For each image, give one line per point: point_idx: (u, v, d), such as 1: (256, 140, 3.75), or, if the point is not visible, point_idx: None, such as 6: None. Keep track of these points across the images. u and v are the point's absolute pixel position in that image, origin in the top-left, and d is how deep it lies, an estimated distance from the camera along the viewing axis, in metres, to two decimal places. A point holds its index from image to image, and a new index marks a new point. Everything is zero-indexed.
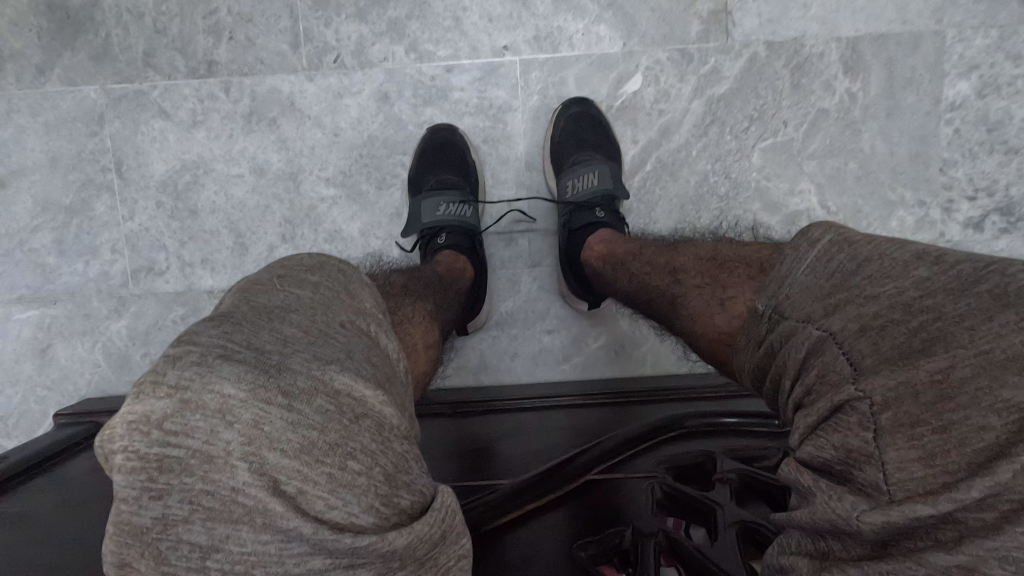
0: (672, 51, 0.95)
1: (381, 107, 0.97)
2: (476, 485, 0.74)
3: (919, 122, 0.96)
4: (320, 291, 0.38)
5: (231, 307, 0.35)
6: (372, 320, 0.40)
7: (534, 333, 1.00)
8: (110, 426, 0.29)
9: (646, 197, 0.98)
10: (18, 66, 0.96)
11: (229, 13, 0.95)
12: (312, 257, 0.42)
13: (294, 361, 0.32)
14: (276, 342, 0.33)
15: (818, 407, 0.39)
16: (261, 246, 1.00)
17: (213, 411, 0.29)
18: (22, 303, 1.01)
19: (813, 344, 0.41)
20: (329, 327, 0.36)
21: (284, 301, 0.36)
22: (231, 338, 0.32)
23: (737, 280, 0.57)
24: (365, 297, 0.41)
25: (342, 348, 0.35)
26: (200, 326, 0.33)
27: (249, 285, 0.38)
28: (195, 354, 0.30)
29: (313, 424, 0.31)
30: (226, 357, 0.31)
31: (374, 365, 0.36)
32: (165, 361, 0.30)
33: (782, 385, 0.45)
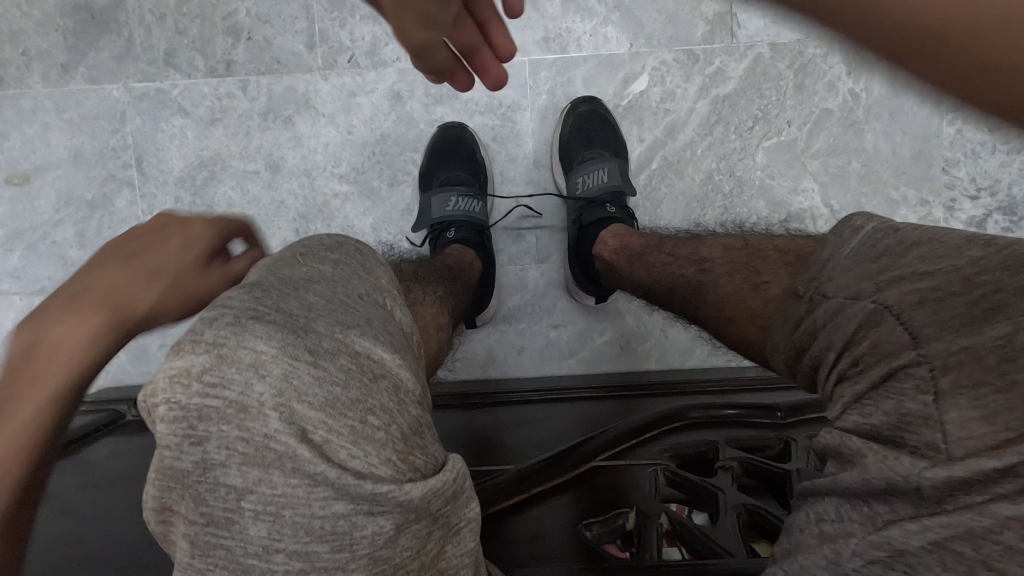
0: (677, 53, 0.97)
1: (393, 106, 1.00)
2: (483, 470, 0.77)
3: (921, 122, 0.97)
4: (339, 261, 0.40)
5: (259, 275, 0.37)
6: (388, 295, 0.41)
7: (541, 328, 1.02)
8: (152, 382, 0.31)
9: (651, 194, 1.00)
10: (44, 66, 1.00)
11: (248, 14, 0.98)
12: (330, 232, 0.44)
13: (319, 324, 0.35)
14: (302, 305, 0.35)
15: (872, 375, 0.39)
16: (276, 240, 1.03)
17: (247, 365, 0.31)
18: (44, 295, 1.04)
19: (866, 316, 0.41)
20: (350, 295, 0.38)
21: (308, 269, 0.38)
22: (261, 301, 0.34)
23: (771, 266, 0.55)
24: (381, 273, 0.43)
25: (362, 315, 0.37)
26: (230, 290, 0.35)
27: (272, 254, 0.40)
28: (227, 315, 0.33)
29: (336, 380, 0.33)
30: (256, 318, 0.33)
31: (391, 332, 0.38)
32: (200, 322, 0.32)
33: (824, 360, 0.44)
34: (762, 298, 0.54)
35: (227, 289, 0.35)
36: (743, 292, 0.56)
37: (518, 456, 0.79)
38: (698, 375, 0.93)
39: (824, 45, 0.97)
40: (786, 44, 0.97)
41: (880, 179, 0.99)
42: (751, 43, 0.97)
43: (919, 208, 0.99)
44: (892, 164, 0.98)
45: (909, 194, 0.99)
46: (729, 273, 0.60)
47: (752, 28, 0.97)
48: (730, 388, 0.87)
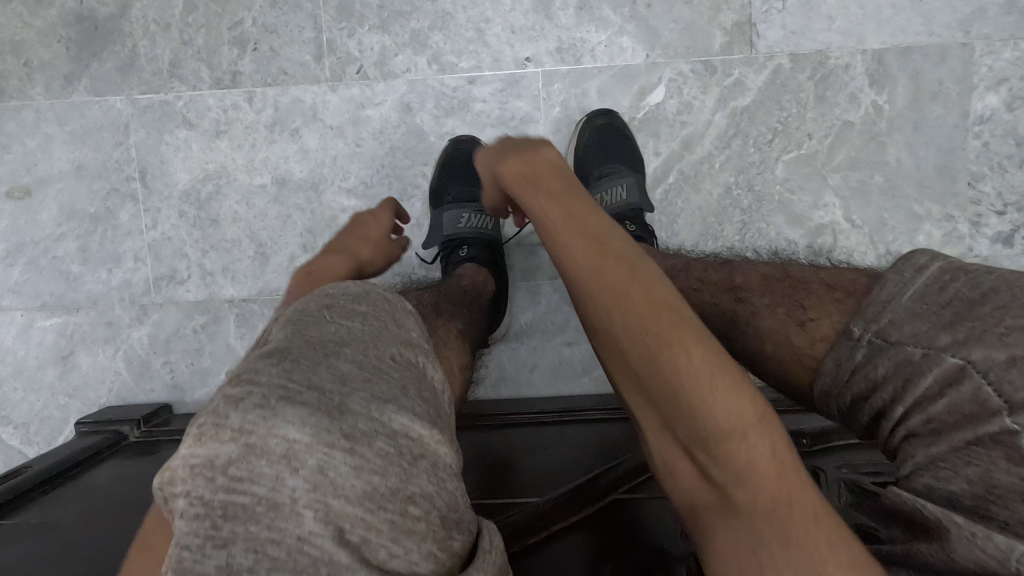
0: (695, 64, 0.95)
1: (403, 118, 0.97)
2: (500, 503, 0.74)
3: (946, 134, 0.94)
4: (368, 322, 0.40)
5: (288, 340, 0.36)
6: (418, 351, 0.41)
7: (554, 345, 0.99)
8: (172, 468, 0.32)
9: (668, 209, 0.97)
10: (46, 77, 0.98)
11: (254, 24, 0.96)
12: (356, 284, 0.43)
13: (353, 402, 0.34)
14: (334, 380, 0.35)
15: (951, 437, 0.37)
16: (282, 255, 1.00)
17: (278, 456, 0.31)
18: (46, 310, 1.02)
19: (942, 374, 0.38)
20: (381, 362, 0.37)
21: (337, 333, 0.38)
22: (292, 378, 0.34)
23: (820, 301, 0.50)
24: (410, 325, 0.42)
25: (396, 385, 0.37)
26: (259, 364, 0.34)
27: (300, 313, 0.40)
28: (256, 397, 0.32)
29: (375, 469, 0.32)
30: (287, 400, 0.33)
31: (425, 400, 0.38)
32: (227, 404, 0.32)
33: (880, 410, 0.42)
34: (810, 336, 0.49)
35: (256, 361, 0.35)
36: (788, 330, 0.51)
37: (537, 487, 0.76)
38: None
39: (846, 55, 0.94)
40: (806, 55, 0.94)
41: (904, 194, 0.96)
42: (770, 52, 0.94)
43: (944, 223, 0.96)
44: (916, 178, 0.95)
45: (933, 209, 0.96)
46: (770, 304, 0.54)
47: (772, 37, 0.94)
48: None
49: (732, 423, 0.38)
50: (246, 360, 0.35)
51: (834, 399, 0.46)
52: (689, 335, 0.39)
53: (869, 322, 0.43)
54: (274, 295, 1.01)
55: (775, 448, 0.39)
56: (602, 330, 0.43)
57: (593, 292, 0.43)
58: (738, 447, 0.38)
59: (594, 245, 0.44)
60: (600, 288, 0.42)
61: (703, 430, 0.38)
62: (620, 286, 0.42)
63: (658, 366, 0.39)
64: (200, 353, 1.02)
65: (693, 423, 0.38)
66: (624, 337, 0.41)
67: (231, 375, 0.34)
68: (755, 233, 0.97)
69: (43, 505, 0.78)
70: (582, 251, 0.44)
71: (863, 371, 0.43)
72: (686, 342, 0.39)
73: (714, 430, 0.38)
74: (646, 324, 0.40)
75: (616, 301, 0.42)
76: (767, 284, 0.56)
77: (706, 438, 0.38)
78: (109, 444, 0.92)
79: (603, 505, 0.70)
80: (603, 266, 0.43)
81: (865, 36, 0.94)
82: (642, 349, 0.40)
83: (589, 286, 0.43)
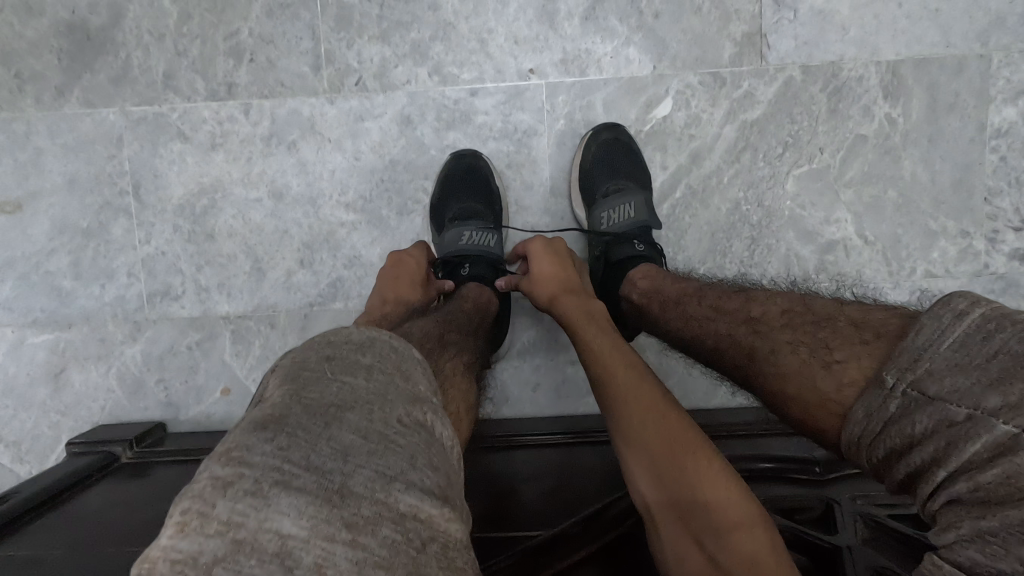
0: (703, 75, 0.92)
1: (403, 131, 0.95)
2: (504, 537, 0.71)
3: (962, 148, 0.92)
4: (373, 379, 0.37)
5: (285, 408, 0.34)
6: (428, 407, 0.38)
7: (557, 364, 0.96)
8: (152, 560, 0.28)
9: (675, 225, 0.95)
10: (38, 88, 0.95)
11: (251, 34, 0.93)
12: (362, 332, 0.41)
13: (356, 482, 0.31)
14: (335, 456, 0.32)
15: (1003, 513, 0.33)
16: (279, 271, 0.98)
17: (272, 554, 0.28)
18: (37, 326, 1.00)
19: (996, 441, 0.34)
20: (388, 428, 0.35)
21: (339, 395, 0.35)
22: (288, 457, 0.31)
23: (844, 342, 0.51)
24: (418, 379, 0.40)
25: (404, 455, 0.34)
26: (251, 437, 0.32)
27: (299, 370, 0.37)
28: (247, 481, 0.30)
29: (379, 561, 0.30)
30: (281, 485, 0.30)
31: (435, 469, 0.35)
32: (215, 489, 0.29)
33: (915, 471, 0.39)
34: (837, 379, 0.49)
35: (249, 434, 0.32)
36: (811, 369, 0.52)
37: (544, 520, 0.73)
38: (725, 419, 0.87)
39: (859, 66, 0.91)
40: (818, 67, 0.92)
41: (919, 209, 0.93)
42: (781, 64, 0.92)
43: (959, 239, 0.93)
44: (932, 194, 0.93)
45: (948, 225, 0.93)
46: (791, 341, 0.56)
47: (783, 48, 0.92)
48: (756, 433, 0.83)
49: (738, 515, 0.49)
50: (239, 431, 0.33)
51: (865, 448, 0.44)
52: (705, 449, 0.54)
53: (905, 371, 0.42)
54: (271, 311, 0.98)
55: (772, 548, 0.47)
56: (633, 438, 0.56)
57: (627, 409, 0.58)
58: (746, 537, 0.47)
59: (634, 372, 0.61)
60: (636, 403, 0.58)
61: (717, 518, 0.49)
62: (654, 403, 0.57)
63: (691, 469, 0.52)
64: (195, 370, 0.99)
65: (707, 512, 0.49)
66: (653, 444, 0.55)
67: (220, 450, 0.32)
68: (766, 249, 0.94)
69: (31, 535, 0.76)
70: (622, 371, 0.61)
71: (897, 424, 0.41)
72: (703, 454, 0.53)
73: (724, 520, 0.48)
74: (673, 436, 0.55)
75: (664, 415, 0.56)
76: (786, 318, 0.58)
77: (716, 525, 0.49)
78: (101, 466, 0.89)
79: (609, 538, 0.68)
80: (634, 389, 0.59)
81: (879, 47, 0.91)
82: (670, 454, 0.53)
83: (619, 392, 0.59)
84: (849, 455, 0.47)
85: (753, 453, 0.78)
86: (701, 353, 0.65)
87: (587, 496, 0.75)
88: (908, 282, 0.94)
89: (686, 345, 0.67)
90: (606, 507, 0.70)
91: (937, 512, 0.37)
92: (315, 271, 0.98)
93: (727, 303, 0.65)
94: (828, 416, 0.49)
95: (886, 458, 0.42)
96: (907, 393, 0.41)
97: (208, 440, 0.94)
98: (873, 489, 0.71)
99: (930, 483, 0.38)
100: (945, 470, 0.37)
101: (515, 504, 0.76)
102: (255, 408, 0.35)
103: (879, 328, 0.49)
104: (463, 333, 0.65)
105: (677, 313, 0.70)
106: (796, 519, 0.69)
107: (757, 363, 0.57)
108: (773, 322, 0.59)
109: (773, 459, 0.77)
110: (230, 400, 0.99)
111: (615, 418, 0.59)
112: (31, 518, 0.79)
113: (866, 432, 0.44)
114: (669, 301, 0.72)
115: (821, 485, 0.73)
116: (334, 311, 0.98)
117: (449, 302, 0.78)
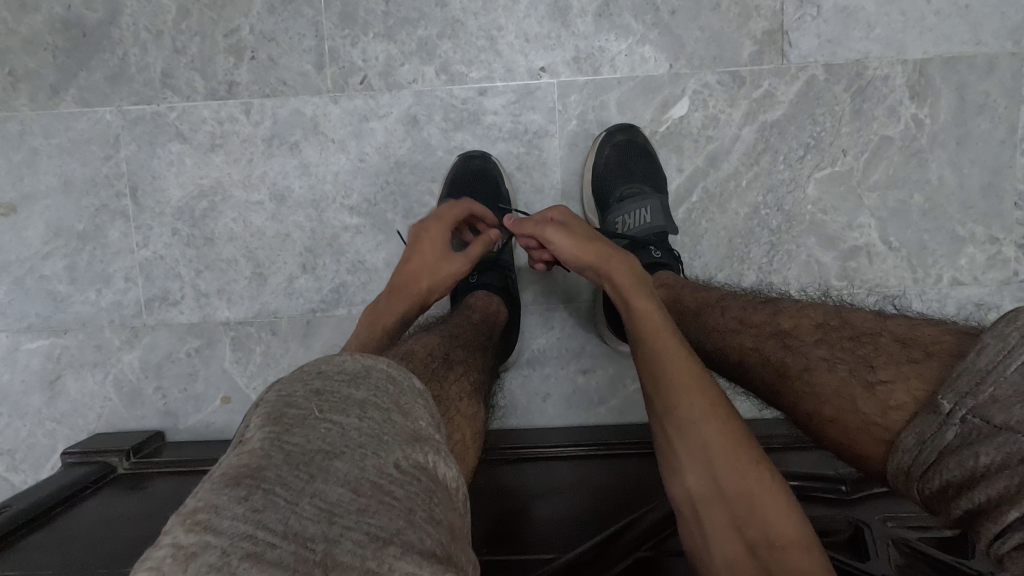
0: (722, 74, 0.89)
1: (409, 131, 0.91)
2: (515, 562, 0.68)
3: (992, 151, 0.88)
4: (367, 418, 0.34)
5: (265, 457, 0.31)
6: (427, 447, 0.36)
7: (568, 373, 0.93)
8: None
9: (691, 229, 0.91)
10: (32, 86, 0.92)
11: (252, 31, 0.90)
12: (355, 360, 0.38)
13: (343, 550, 0.28)
14: (319, 519, 0.29)
15: None
16: (281, 276, 0.94)
17: None
18: (32, 332, 0.97)
19: None
20: (382, 479, 0.32)
21: (327, 441, 0.32)
22: (262, 522, 0.28)
23: (889, 362, 0.47)
24: (417, 413, 0.37)
25: (401, 510, 0.31)
26: (222, 496, 0.28)
27: (281, 410, 0.34)
28: (213, 554, 0.26)
29: None
30: (252, 558, 0.26)
31: (436, 522, 0.32)
32: (175, 562, 0.26)
33: (980, 512, 0.36)
34: (882, 402, 0.45)
35: (219, 492, 0.29)
36: (852, 391, 0.48)
37: (557, 542, 0.70)
38: None
39: (885, 66, 0.88)
40: (842, 65, 0.88)
41: (946, 214, 0.89)
42: (804, 63, 0.88)
43: (988, 245, 0.89)
44: (960, 198, 0.89)
45: (977, 230, 0.89)
46: (828, 358, 0.52)
47: (805, 46, 0.88)
48: (775, 447, 0.79)
49: (795, 534, 0.48)
50: (209, 487, 0.29)
51: (914, 480, 0.41)
52: (761, 457, 0.51)
53: (965, 396, 0.38)
54: (272, 317, 0.95)
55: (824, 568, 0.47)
56: (687, 437, 0.52)
57: (684, 407, 0.52)
58: (800, 558, 0.47)
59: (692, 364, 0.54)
60: (700, 401, 0.52)
61: (773, 535, 0.48)
62: (716, 405, 0.52)
63: (745, 475, 0.49)
64: (194, 378, 0.96)
65: (763, 527, 0.48)
66: (715, 449, 0.50)
67: (186, 512, 0.28)
68: (785, 255, 0.91)
69: (23, 555, 0.74)
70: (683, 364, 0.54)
71: (955, 455, 0.38)
72: (761, 465, 0.50)
73: (778, 536, 0.47)
74: (733, 442, 0.51)
75: (717, 415, 0.52)
76: (821, 332, 0.55)
77: (767, 540, 0.48)
78: (95, 478, 0.86)
79: (626, 564, 0.67)
80: (697, 384, 0.53)
81: (907, 46, 0.87)
82: (731, 463, 0.50)
83: (679, 386, 0.53)
84: (894, 484, 0.43)
85: (777, 469, 0.74)
86: (724, 368, 0.62)
87: (601, 516, 0.72)
88: (934, 290, 0.90)
89: (707, 359, 0.64)
90: (622, 531, 0.68)
91: (1006, 557, 0.33)
92: (317, 276, 0.94)
93: (752, 315, 0.62)
94: (871, 442, 0.45)
95: (940, 491, 0.39)
96: (966, 421, 0.38)
97: (206, 450, 0.91)
98: (903, 509, 0.67)
99: (997, 522, 0.34)
100: (1018, 510, 0.33)
101: (524, 523, 0.73)
102: (231, 454, 0.32)
103: (929, 347, 0.46)
104: (469, 349, 0.62)
105: (697, 324, 0.66)
106: (822, 543, 0.66)
107: (789, 381, 0.54)
108: (805, 336, 0.55)
109: (798, 476, 0.73)
110: (230, 408, 0.96)
111: (667, 410, 0.54)
112: (24, 534, 0.77)
113: (917, 462, 0.41)
114: (689, 311, 0.68)
115: (848, 505, 0.69)
116: (337, 317, 0.95)
117: (455, 313, 0.74)
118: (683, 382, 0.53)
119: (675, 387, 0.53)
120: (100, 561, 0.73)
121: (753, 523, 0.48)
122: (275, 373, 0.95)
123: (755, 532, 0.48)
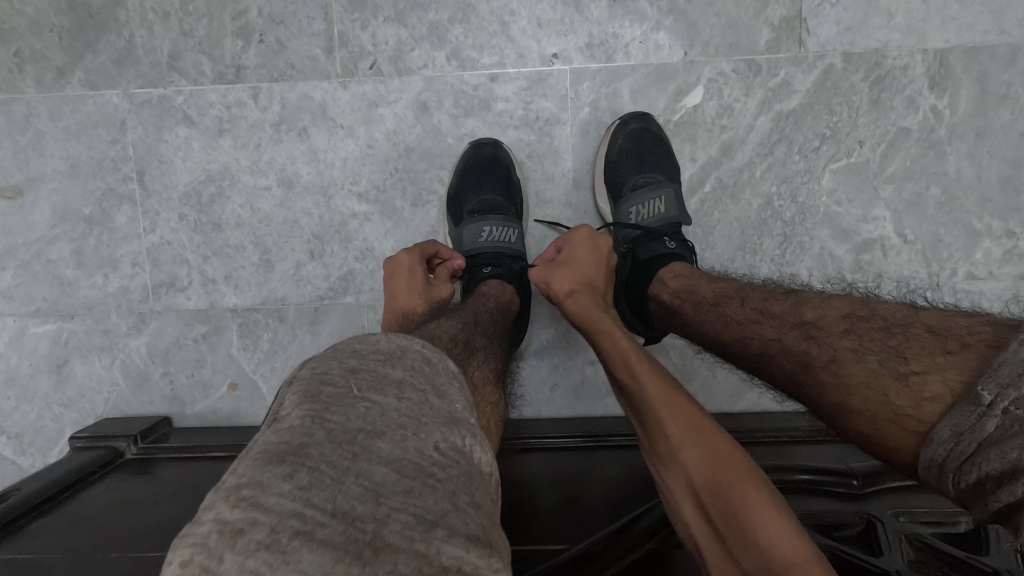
0: (738, 62, 0.87)
1: (419, 118, 0.90)
2: (523, 552, 0.68)
3: (1013, 143, 0.86)
4: (405, 399, 0.33)
5: (306, 437, 0.29)
6: (464, 430, 0.35)
7: (577, 363, 0.92)
8: None
9: (704, 220, 0.90)
10: (38, 68, 0.91)
11: (260, 14, 0.88)
12: (390, 341, 0.37)
13: (390, 531, 0.27)
14: (365, 498, 0.27)
15: None
16: (288, 263, 0.94)
17: None
18: (39, 316, 0.96)
19: None
20: (423, 461, 0.31)
21: (367, 420, 0.31)
22: (309, 499, 0.26)
23: (923, 353, 0.47)
24: (455, 397, 0.37)
25: (444, 493, 0.30)
26: (266, 473, 0.27)
27: (318, 388, 0.33)
28: (261, 531, 0.25)
29: None
30: (302, 536, 0.25)
31: (477, 508, 0.31)
32: (222, 539, 0.25)
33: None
34: (916, 393, 0.45)
35: (263, 469, 0.27)
36: (886, 384, 0.47)
37: (567, 534, 0.70)
38: (754, 425, 0.82)
39: (905, 55, 0.86)
40: (861, 54, 0.86)
41: (963, 206, 0.88)
42: (822, 51, 0.86)
43: (1004, 240, 0.88)
44: (978, 190, 0.87)
45: (993, 224, 0.88)
46: (855, 348, 0.51)
47: (824, 34, 0.86)
48: (786, 441, 0.79)
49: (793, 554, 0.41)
50: (250, 463, 0.28)
51: (949, 472, 0.40)
52: (752, 476, 0.48)
53: (1007, 387, 0.37)
54: (279, 305, 0.95)
55: None
56: (673, 463, 0.51)
57: (664, 431, 0.52)
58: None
59: (667, 384, 0.55)
60: (675, 424, 0.52)
61: (770, 558, 0.42)
62: (690, 424, 0.52)
63: (730, 499, 0.46)
64: (201, 364, 0.96)
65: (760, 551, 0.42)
66: (697, 473, 0.49)
67: (227, 488, 0.27)
68: (799, 246, 0.90)
69: (35, 537, 0.74)
70: (654, 388, 0.54)
71: (998, 447, 0.37)
72: (751, 484, 0.47)
73: (776, 558, 0.41)
74: (721, 465, 0.48)
75: (689, 435, 0.51)
76: (847, 323, 0.54)
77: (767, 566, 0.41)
78: (104, 462, 0.86)
79: (635, 556, 0.66)
80: (668, 404, 0.53)
81: (927, 34, 0.85)
82: (715, 484, 0.48)
83: (655, 412, 0.53)
84: (927, 478, 0.43)
85: (788, 463, 0.74)
86: (741, 358, 0.61)
87: (612, 509, 0.72)
88: (949, 284, 0.89)
89: (726, 351, 0.64)
90: (634, 521, 0.68)
91: None
92: (325, 263, 0.94)
93: (774, 305, 0.61)
94: (903, 434, 0.45)
95: (978, 485, 0.38)
96: (1010, 413, 0.37)
97: (215, 436, 0.91)
98: (916, 505, 0.67)
99: None
100: None
101: (535, 513, 0.73)
102: (269, 431, 0.31)
103: (965, 338, 0.45)
104: (488, 338, 0.61)
105: (714, 315, 0.65)
106: (836, 538, 0.65)
107: (813, 373, 0.53)
108: (830, 327, 0.54)
109: (809, 470, 0.72)
110: (237, 395, 0.96)
111: (654, 437, 0.54)
112: (32, 518, 0.77)
113: (952, 455, 0.40)
114: (705, 301, 0.68)
115: (858, 500, 0.69)
116: (345, 305, 0.94)
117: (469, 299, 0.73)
118: (658, 408, 0.53)
119: (654, 414, 0.54)
120: (110, 543, 0.73)
121: (748, 548, 0.43)
122: (284, 360, 0.95)
123: (753, 562, 0.43)
